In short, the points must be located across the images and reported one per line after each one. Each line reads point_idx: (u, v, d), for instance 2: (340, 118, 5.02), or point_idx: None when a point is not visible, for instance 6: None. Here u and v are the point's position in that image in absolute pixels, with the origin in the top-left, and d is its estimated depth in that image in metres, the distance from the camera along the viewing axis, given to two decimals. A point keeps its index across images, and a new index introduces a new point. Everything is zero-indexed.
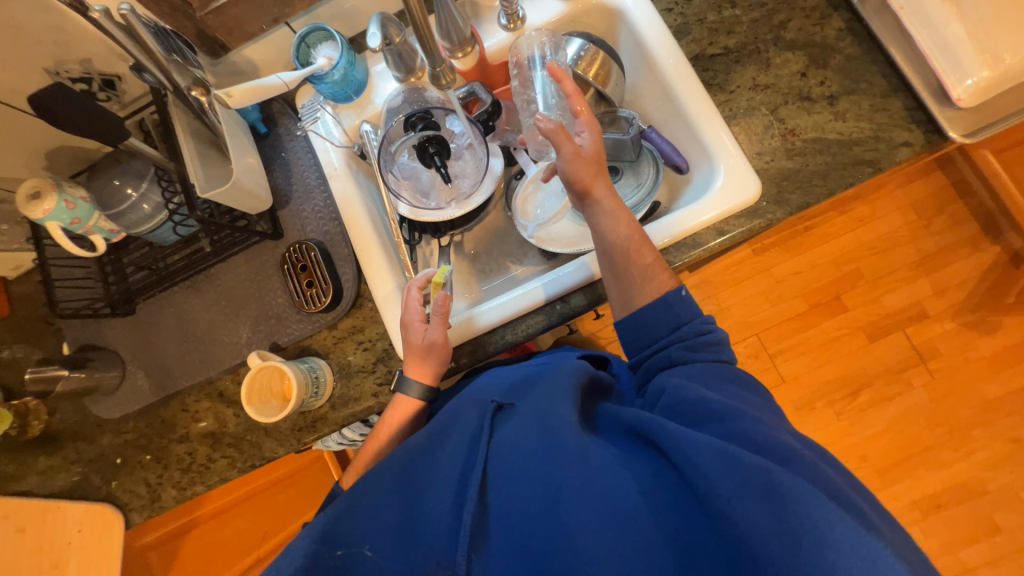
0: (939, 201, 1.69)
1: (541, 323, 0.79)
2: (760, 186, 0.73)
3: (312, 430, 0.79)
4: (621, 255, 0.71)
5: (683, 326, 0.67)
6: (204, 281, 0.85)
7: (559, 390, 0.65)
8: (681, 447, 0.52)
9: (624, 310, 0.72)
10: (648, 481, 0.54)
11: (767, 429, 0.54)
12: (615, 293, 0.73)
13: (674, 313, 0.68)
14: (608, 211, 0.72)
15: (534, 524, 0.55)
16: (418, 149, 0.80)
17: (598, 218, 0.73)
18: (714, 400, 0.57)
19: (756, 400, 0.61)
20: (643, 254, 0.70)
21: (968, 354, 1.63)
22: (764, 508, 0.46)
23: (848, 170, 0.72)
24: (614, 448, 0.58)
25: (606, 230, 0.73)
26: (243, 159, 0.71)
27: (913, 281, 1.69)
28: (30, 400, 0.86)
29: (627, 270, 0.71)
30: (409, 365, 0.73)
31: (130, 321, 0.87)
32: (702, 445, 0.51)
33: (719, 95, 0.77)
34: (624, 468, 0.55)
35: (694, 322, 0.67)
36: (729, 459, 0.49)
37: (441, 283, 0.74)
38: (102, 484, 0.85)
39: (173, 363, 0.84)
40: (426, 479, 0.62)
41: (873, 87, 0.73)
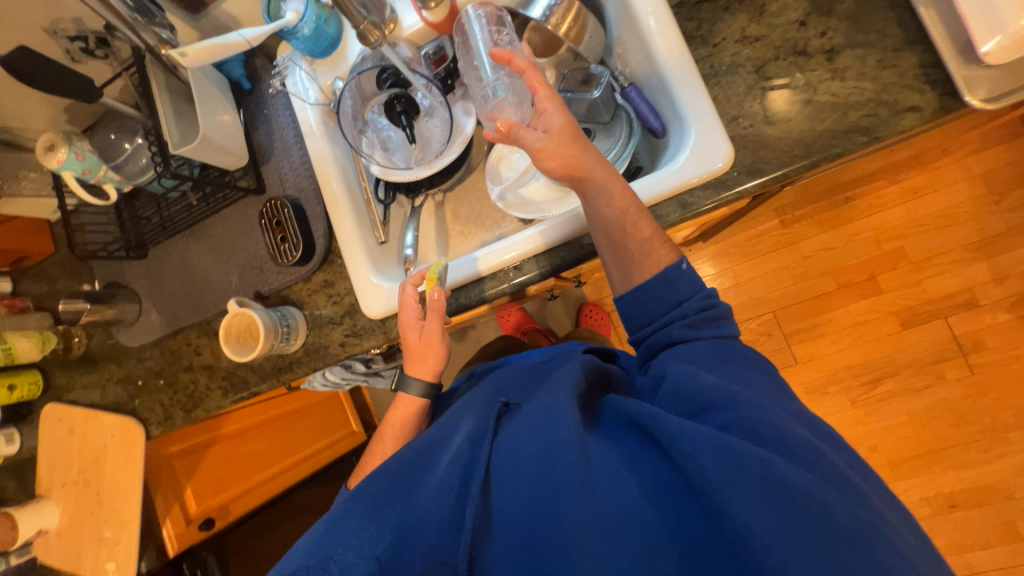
0: (1016, 173, 1.45)
1: (494, 288, 0.79)
2: (733, 154, 0.66)
3: (288, 371, 0.88)
4: (618, 233, 0.67)
5: (685, 302, 0.64)
6: (200, 231, 0.93)
7: (561, 390, 0.66)
8: (679, 442, 0.52)
9: (626, 285, 0.69)
10: (648, 477, 0.54)
11: (767, 418, 0.53)
12: (615, 273, 0.70)
13: (675, 289, 0.65)
14: (602, 185, 0.66)
15: (538, 523, 0.54)
16: (386, 107, 0.82)
17: (592, 195, 0.67)
18: (711, 388, 0.56)
19: (762, 389, 0.58)
20: (645, 222, 0.66)
21: (1021, 350, 1.45)
22: (765, 507, 0.46)
23: (838, 138, 0.63)
24: (613, 443, 0.59)
25: (602, 208, 0.67)
26: (214, 117, 0.75)
27: (968, 265, 1.49)
28: (71, 325, 1.01)
29: (625, 247, 0.67)
30: (411, 363, 0.78)
31: (144, 264, 0.97)
32: (697, 439, 0.51)
33: (701, 50, 0.69)
34: (625, 466, 0.55)
35: (696, 298, 0.64)
36: (726, 452, 0.49)
37: (434, 279, 0.73)
38: (128, 400, 1.00)
39: (177, 303, 0.95)
40: (432, 473, 0.62)
41: (884, 39, 0.62)
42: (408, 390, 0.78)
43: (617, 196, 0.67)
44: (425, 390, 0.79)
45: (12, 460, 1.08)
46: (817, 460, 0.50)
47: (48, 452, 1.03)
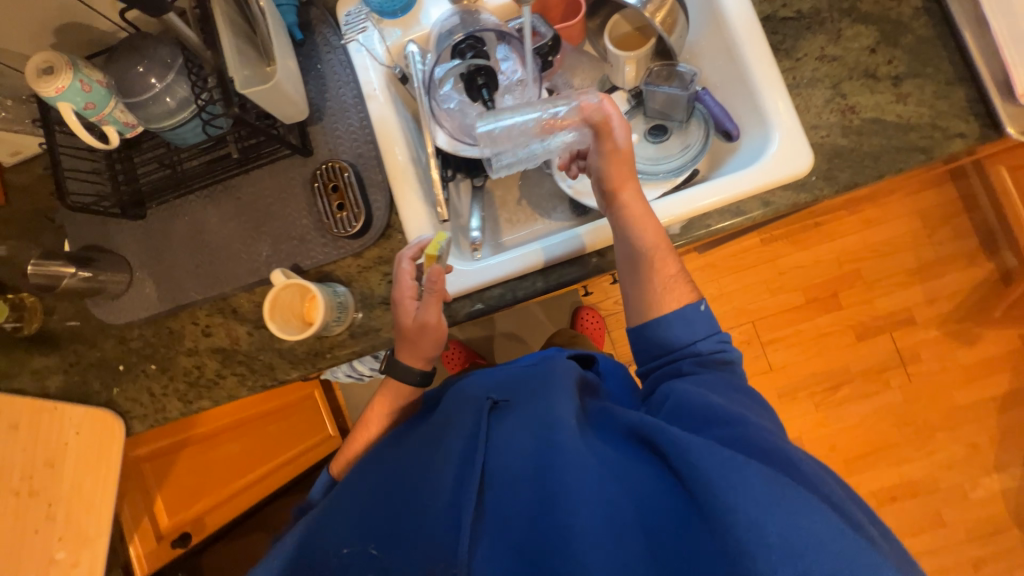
0: (945, 212, 1.72)
1: (535, 286, 0.76)
2: (814, 160, 0.72)
3: (328, 356, 0.78)
4: (646, 266, 0.68)
5: (699, 341, 0.65)
6: (223, 192, 0.81)
7: (556, 392, 0.64)
8: (685, 452, 0.51)
9: (641, 320, 0.69)
10: (644, 488, 0.53)
11: (773, 438, 0.54)
12: (634, 302, 0.70)
13: (692, 329, 0.65)
14: (637, 216, 0.68)
15: (528, 528, 0.53)
16: (465, 79, 0.78)
17: (625, 224, 0.69)
18: (714, 406, 0.57)
19: (765, 421, 0.58)
20: (662, 266, 0.68)
21: (946, 362, 1.71)
22: (761, 513, 0.46)
23: (901, 155, 0.71)
24: (613, 449, 0.58)
25: (633, 235, 0.69)
26: (284, 62, 0.67)
27: (908, 288, 1.73)
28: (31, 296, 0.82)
29: (650, 282, 0.68)
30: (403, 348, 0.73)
31: (140, 227, 0.82)
32: (703, 451, 0.50)
33: (784, 62, 0.75)
34: (621, 472, 0.55)
35: (710, 339, 0.65)
36: (732, 465, 0.49)
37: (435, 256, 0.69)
38: (102, 389, 0.82)
39: (185, 274, 0.81)
40: (427, 475, 0.62)
41: (939, 73, 0.72)
42: (395, 373, 0.74)
43: (651, 231, 0.68)
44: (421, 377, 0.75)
45: None
46: (808, 473, 0.51)
47: None
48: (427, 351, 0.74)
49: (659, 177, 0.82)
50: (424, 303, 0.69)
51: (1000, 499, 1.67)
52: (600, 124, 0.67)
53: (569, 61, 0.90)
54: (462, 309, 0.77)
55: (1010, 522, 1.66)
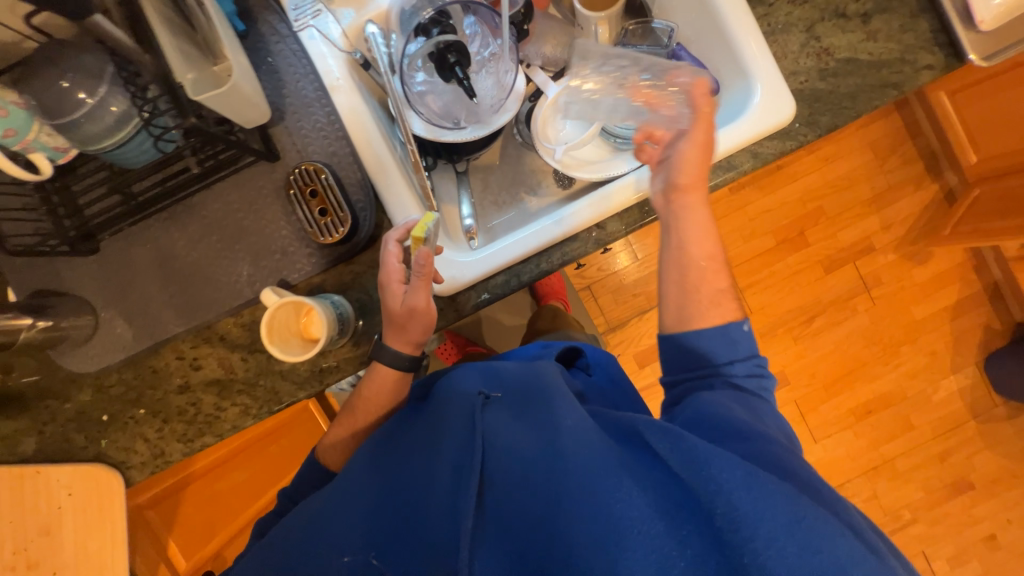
0: (893, 141, 1.81)
1: (534, 272, 0.74)
2: (796, 106, 0.72)
3: (334, 369, 0.75)
4: (697, 274, 0.66)
5: (738, 362, 0.65)
6: (186, 211, 0.74)
7: (562, 403, 0.64)
8: (705, 463, 0.50)
9: (678, 326, 0.67)
10: (652, 491, 0.52)
11: (781, 457, 0.55)
12: (671, 307, 0.68)
13: (734, 347, 0.65)
14: (698, 224, 0.66)
15: (530, 529, 0.54)
16: (435, 58, 0.72)
17: (683, 227, 0.67)
18: (736, 419, 0.58)
19: (776, 438, 0.58)
20: (706, 288, 0.67)
21: (905, 281, 1.84)
22: (768, 521, 0.46)
23: (875, 92, 0.73)
24: (620, 448, 0.58)
25: (686, 241, 0.67)
26: (236, 57, 0.59)
27: (866, 218, 1.83)
28: None
29: (701, 293, 0.66)
30: (391, 331, 0.70)
31: (96, 263, 0.74)
32: (723, 461, 0.50)
33: (758, 9, 0.74)
34: (628, 475, 0.53)
35: (749, 362, 0.65)
36: (753, 481, 0.48)
37: (422, 238, 0.65)
38: (88, 444, 0.75)
39: (159, 307, 0.74)
40: (429, 478, 0.61)
41: (904, 6, 0.73)
42: (382, 358, 0.71)
43: (704, 242, 0.67)
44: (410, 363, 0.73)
45: None
46: (809, 489, 0.52)
47: None
48: (417, 334, 0.71)
49: None
50: (411, 286, 0.66)
51: (956, 397, 1.85)
52: (705, 113, 0.65)
53: (542, 27, 0.85)
54: (468, 302, 0.75)
55: (965, 417, 1.85)
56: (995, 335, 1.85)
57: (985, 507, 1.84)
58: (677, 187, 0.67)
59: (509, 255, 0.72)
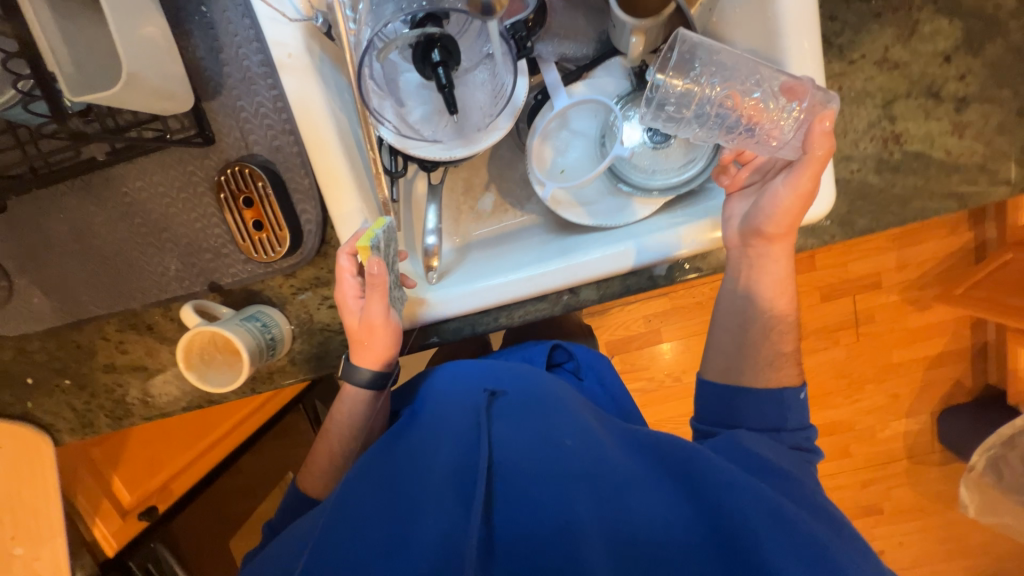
0: None
1: (541, 313, 0.68)
2: (835, 199, 0.60)
3: (268, 381, 0.70)
4: (759, 331, 0.62)
5: (786, 429, 0.59)
6: (104, 185, 0.63)
7: (566, 410, 0.59)
8: (735, 493, 0.49)
9: (724, 378, 0.63)
10: (675, 523, 0.49)
11: (804, 494, 0.53)
12: (719, 358, 0.64)
13: (783, 416, 0.60)
14: (777, 278, 0.61)
15: (550, 558, 0.46)
16: (418, 54, 0.56)
17: (759, 275, 0.61)
18: (762, 460, 0.55)
19: (795, 471, 0.56)
20: (767, 344, 0.62)
21: (897, 324, 1.78)
22: (804, 562, 0.45)
23: (933, 201, 0.60)
24: (634, 468, 0.53)
25: (755, 287, 0.62)
26: (136, 31, 0.46)
27: (884, 253, 1.70)
28: None
29: (757, 346, 0.62)
30: (353, 350, 0.64)
31: (2, 223, 0.65)
32: (746, 493, 0.49)
33: (835, 64, 0.57)
34: (645, 492, 0.51)
35: (796, 433, 0.60)
36: (784, 520, 0.47)
37: (368, 247, 0.55)
38: (15, 402, 0.74)
39: (78, 284, 0.67)
40: (425, 482, 0.53)
41: (1014, 99, 0.57)
42: (355, 381, 0.65)
43: (773, 291, 0.62)
44: (372, 379, 0.65)
45: None
46: (836, 525, 0.51)
47: None
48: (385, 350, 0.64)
49: (651, 192, 0.68)
50: (368, 298, 0.60)
51: (901, 438, 1.91)
52: (815, 160, 0.54)
53: (561, 17, 0.68)
54: (414, 342, 0.70)
55: (900, 456, 1.93)
56: (961, 390, 1.86)
57: (886, 530, 2.00)
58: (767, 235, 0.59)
59: (459, 309, 0.65)
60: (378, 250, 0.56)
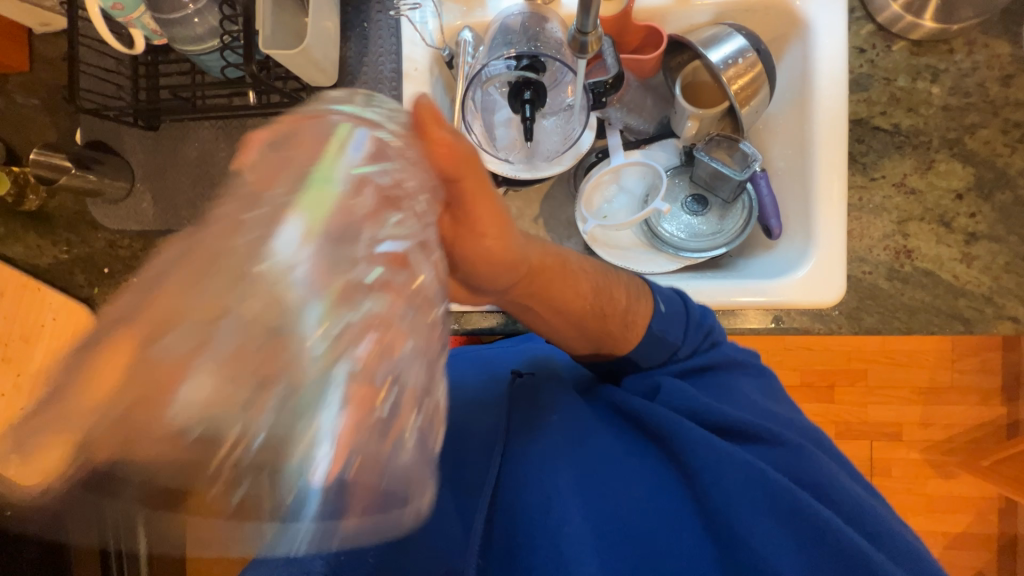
0: (983, 344, 1.61)
1: None
2: (845, 292, 0.65)
3: None
4: (594, 322, 0.56)
5: (682, 346, 0.58)
6: (237, 129, 0.78)
7: (544, 386, 0.58)
8: (699, 458, 0.48)
9: (597, 353, 0.60)
10: (647, 489, 0.49)
11: (785, 440, 0.50)
12: (581, 345, 0.60)
13: (668, 340, 0.57)
14: (566, 292, 0.55)
15: (529, 523, 0.48)
16: (512, 90, 0.69)
17: (553, 298, 0.55)
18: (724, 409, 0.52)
19: (757, 395, 0.56)
20: (615, 321, 0.56)
21: (915, 486, 1.66)
22: (771, 522, 0.45)
23: (939, 318, 0.65)
24: (608, 435, 0.54)
25: (561, 305, 0.56)
26: (320, 22, 0.61)
27: (910, 404, 1.64)
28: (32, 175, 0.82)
29: (598, 335, 0.58)
30: None
31: (149, 139, 0.81)
32: (719, 457, 0.47)
33: (858, 177, 0.66)
34: (626, 471, 0.51)
35: (694, 340, 0.58)
36: (756, 479, 0.46)
37: None
38: (86, 285, 0.84)
39: (182, 200, 0.80)
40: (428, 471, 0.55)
41: (1020, 244, 0.64)
42: None
43: (581, 278, 0.56)
44: None
45: None
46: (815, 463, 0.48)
47: None
48: None
49: (680, 250, 0.76)
50: None
51: None
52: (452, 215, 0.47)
53: (633, 94, 0.80)
54: None
55: None
56: None
57: None
58: (524, 278, 0.53)
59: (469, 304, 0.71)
60: None
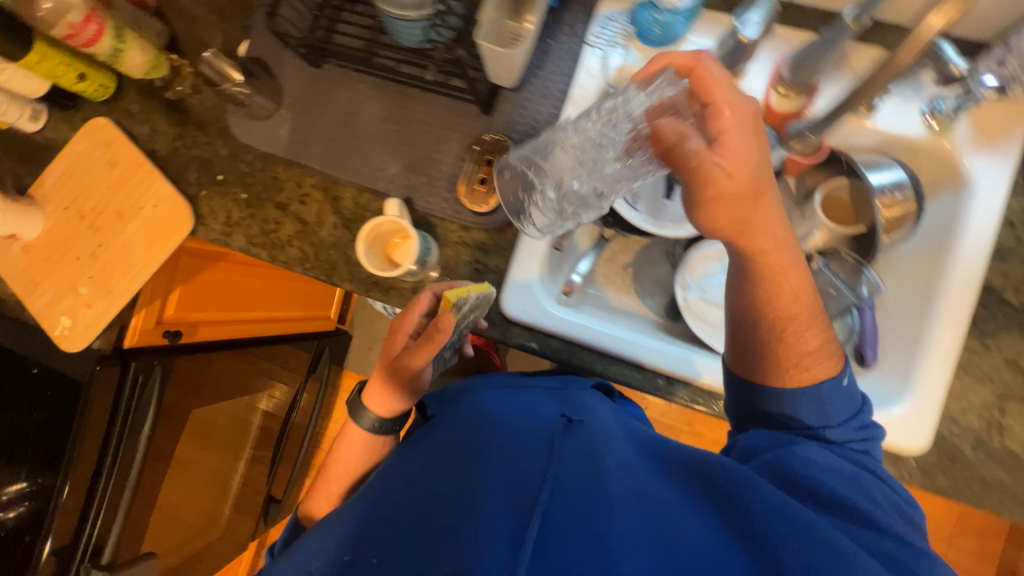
0: None
1: (631, 378, 0.75)
2: (927, 446, 0.65)
3: (382, 292, 0.78)
4: (777, 335, 0.58)
5: (829, 420, 0.57)
6: (394, 93, 0.81)
7: (602, 435, 0.59)
8: (765, 513, 0.46)
9: (750, 367, 0.60)
10: (704, 536, 0.45)
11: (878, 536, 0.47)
12: (751, 354, 0.60)
13: (827, 407, 0.57)
14: (766, 277, 0.56)
15: (585, 542, 0.44)
16: None
17: (754, 283, 0.57)
18: (819, 491, 0.51)
19: (882, 499, 0.51)
20: (789, 351, 0.58)
21: None
22: None
23: (1013, 503, 0.64)
24: (665, 481, 0.52)
25: (755, 303, 0.58)
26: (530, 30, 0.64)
27: None
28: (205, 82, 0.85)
29: (765, 348, 0.58)
30: (376, 392, 0.78)
31: (308, 74, 0.84)
32: (790, 520, 0.45)
33: (972, 340, 0.67)
34: (680, 511, 0.48)
35: (844, 423, 0.57)
36: (831, 548, 0.43)
37: (451, 302, 0.62)
38: (195, 185, 0.86)
39: (318, 140, 0.83)
40: (471, 474, 0.52)
41: None
42: (359, 418, 0.80)
43: (795, 293, 0.57)
44: (375, 426, 0.80)
45: (17, 135, 0.92)
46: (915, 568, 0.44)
47: (67, 164, 0.88)
48: (394, 403, 0.78)
49: None
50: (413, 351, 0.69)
51: None
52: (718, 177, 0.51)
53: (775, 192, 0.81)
54: (516, 337, 0.76)
55: None
56: None
57: None
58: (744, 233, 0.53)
59: (555, 328, 0.74)
60: (455, 309, 0.63)
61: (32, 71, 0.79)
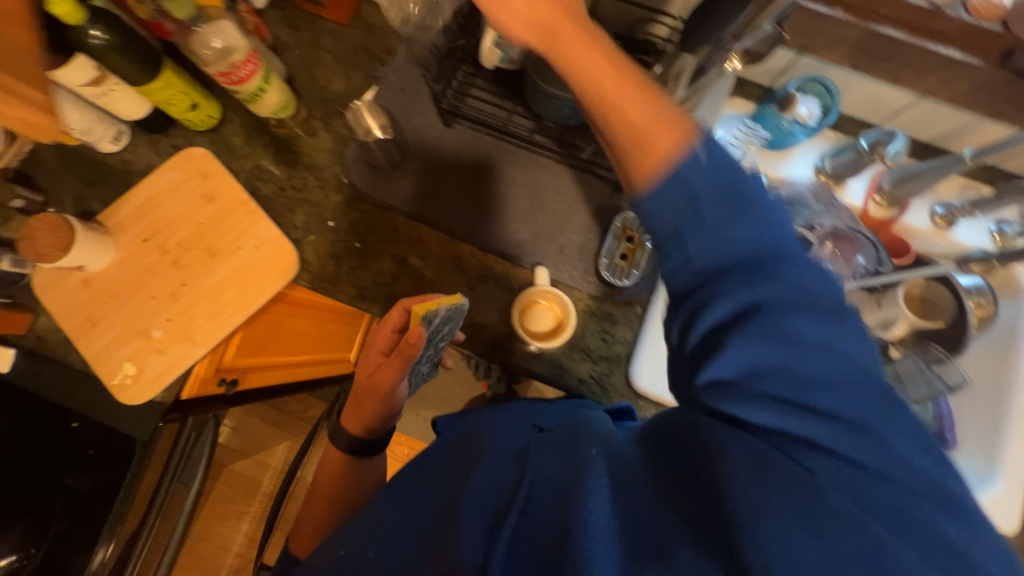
0: None
1: None
2: (1014, 528, 0.73)
3: (506, 355, 0.77)
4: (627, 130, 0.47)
5: (726, 228, 0.42)
6: (526, 160, 0.84)
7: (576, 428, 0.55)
8: (710, 452, 0.38)
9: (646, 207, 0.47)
10: (665, 494, 0.40)
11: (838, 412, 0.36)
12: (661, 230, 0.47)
13: (713, 212, 0.43)
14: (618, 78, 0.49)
15: (536, 527, 0.42)
16: None
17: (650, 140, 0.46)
18: (763, 366, 0.39)
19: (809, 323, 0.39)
20: (648, 131, 0.47)
21: None
22: (791, 528, 0.33)
23: None
24: (641, 446, 0.47)
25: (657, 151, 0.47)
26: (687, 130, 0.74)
27: None
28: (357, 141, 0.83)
29: (625, 142, 0.48)
30: (347, 409, 0.72)
31: (438, 131, 0.84)
32: (737, 442, 0.38)
33: None
34: (644, 474, 0.43)
35: (737, 223, 0.42)
36: (774, 465, 0.36)
37: (421, 315, 0.62)
38: (301, 228, 0.82)
39: (444, 197, 0.82)
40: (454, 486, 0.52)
41: None
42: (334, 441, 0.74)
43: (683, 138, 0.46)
44: (347, 449, 0.73)
45: (91, 155, 0.83)
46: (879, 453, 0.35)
47: (153, 192, 0.81)
48: (363, 419, 0.72)
49: None
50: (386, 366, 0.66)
51: None
52: (607, 86, 0.48)
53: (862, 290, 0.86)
54: (643, 411, 0.77)
55: None
56: None
57: None
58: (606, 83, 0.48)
59: None
60: (426, 321, 0.63)
61: (145, 96, 0.73)
